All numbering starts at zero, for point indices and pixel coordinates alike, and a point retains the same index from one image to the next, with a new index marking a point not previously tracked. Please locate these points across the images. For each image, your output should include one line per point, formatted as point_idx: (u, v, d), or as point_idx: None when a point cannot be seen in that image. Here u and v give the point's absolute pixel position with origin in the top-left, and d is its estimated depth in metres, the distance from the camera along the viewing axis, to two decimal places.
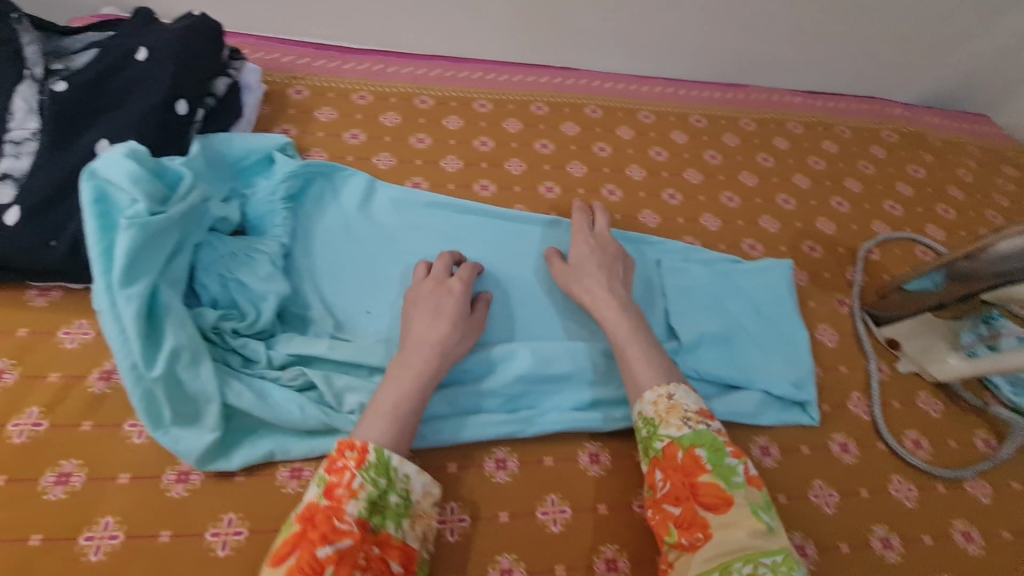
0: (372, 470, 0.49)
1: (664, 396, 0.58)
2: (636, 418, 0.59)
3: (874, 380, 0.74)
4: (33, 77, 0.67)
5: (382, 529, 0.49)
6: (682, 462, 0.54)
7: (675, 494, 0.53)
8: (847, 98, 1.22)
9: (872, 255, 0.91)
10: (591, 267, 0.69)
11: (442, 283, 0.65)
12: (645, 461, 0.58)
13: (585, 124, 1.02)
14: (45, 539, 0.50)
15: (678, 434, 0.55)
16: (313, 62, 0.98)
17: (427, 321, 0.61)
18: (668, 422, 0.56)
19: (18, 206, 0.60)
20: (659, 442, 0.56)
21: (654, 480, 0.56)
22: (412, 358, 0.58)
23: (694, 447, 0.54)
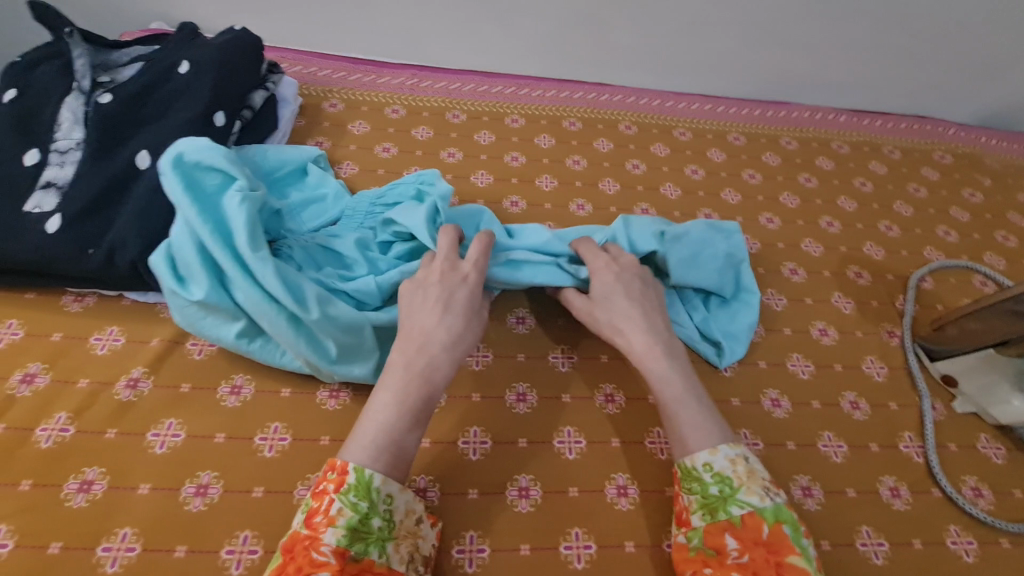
0: (352, 493, 0.48)
1: (741, 457, 0.53)
2: (700, 469, 0.53)
3: (928, 420, 0.69)
4: (80, 89, 0.69)
5: (366, 556, 0.46)
6: (766, 536, 0.49)
7: (754, 568, 0.48)
8: (897, 116, 1.16)
9: (924, 283, 0.86)
10: (620, 298, 0.62)
11: (453, 267, 0.62)
12: (706, 519, 0.52)
13: (619, 141, 1.00)
14: (64, 547, 0.50)
15: (761, 505, 0.50)
16: (349, 76, 0.99)
17: (436, 315, 0.57)
18: (750, 488, 0.51)
19: (60, 214, 0.61)
20: (735, 508, 0.51)
21: (721, 543, 0.50)
22: (415, 361, 0.55)
23: (779, 522, 0.50)
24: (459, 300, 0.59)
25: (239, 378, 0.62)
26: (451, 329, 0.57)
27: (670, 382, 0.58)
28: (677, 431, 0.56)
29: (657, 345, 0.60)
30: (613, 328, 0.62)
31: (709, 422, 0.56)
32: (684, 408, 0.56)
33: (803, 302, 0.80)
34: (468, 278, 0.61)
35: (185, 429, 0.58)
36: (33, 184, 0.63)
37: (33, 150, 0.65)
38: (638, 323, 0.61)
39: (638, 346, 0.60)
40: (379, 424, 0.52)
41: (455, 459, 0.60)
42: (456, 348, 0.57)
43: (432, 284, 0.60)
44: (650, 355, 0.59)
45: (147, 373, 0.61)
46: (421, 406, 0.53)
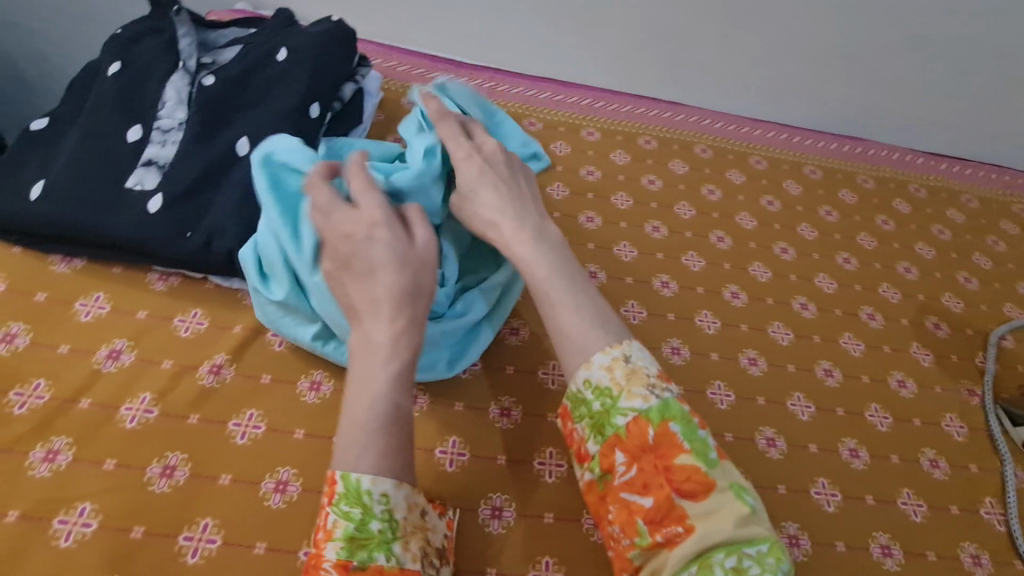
0: (343, 501, 0.45)
1: (620, 358, 0.50)
2: (581, 387, 0.50)
3: (1011, 487, 0.67)
4: (186, 68, 0.69)
5: (372, 563, 0.43)
6: (651, 441, 0.47)
7: (643, 480, 0.47)
8: (976, 163, 1.13)
9: (1005, 341, 0.83)
10: (486, 184, 0.58)
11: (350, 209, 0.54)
12: (598, 442, 0.49)
13: (695, 164, 0.99)
14: (146, 532, 0.49)
15: (642, 408, 0.48)
16: (429, 74, 0.99)
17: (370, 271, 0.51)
18: (630, 393, 0.48)
19: (161, 195, 0.61)
20: (619, 418, 0.48)
21: (612, 462, 0.48)
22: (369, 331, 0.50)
23: (664, 421, 0.47)
24: (388, 253, 0.51)
25: (318, 374, 0.61)
26: (392, 286, 0.50)
27: (538, 263, 0.54)
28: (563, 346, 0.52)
29: (528, 232, 0.56)
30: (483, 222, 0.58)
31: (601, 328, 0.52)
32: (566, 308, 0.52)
33: (880, 349, 0.78)
34: (377, 222, 0.52)
35: (265, 421, 0.57)
36: (134, 160, 0.63)
37: (136, 126, 0.65)
38: (507, 216, 0.57)
39: (506, 235, 0.56)
40: (355, 413, 0.47)
41: (531, 480, 0.59)
42: (409, 303, 0.50)
43: (350, 232, 0.52)
44: (519, 242, 0.55)
45: (229, 361, 0.60)
46: (394, 392, 0.48)
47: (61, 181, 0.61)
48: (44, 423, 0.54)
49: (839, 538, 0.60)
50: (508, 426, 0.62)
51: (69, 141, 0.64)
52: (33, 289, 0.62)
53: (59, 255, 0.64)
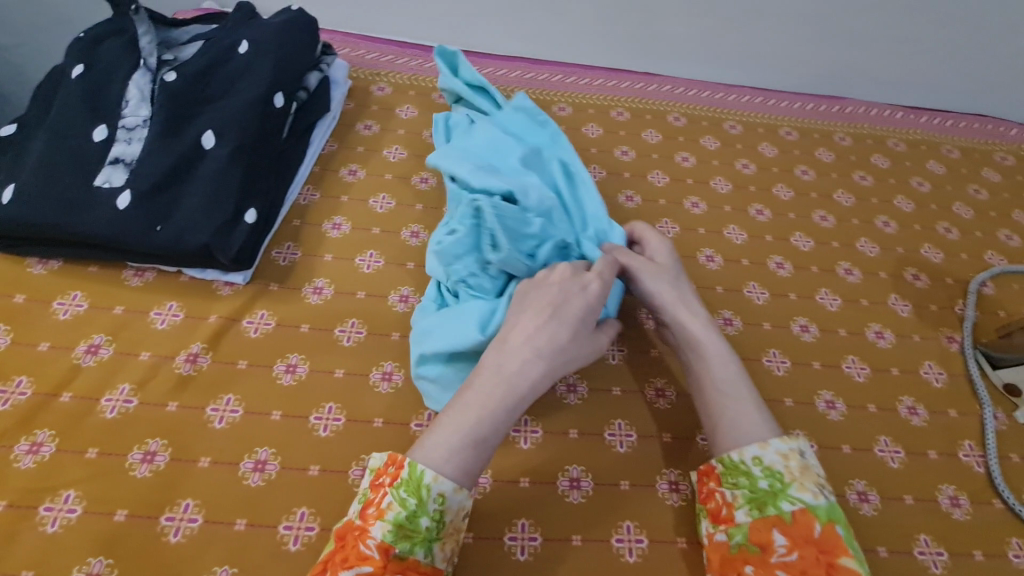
0: (403, 488, 0.46)
1: (796, 451, 0.52)
2: (749, 462, 0.52)
3: (990, 429, 0.67)
4: (147, 66, 0.69)
5: (410, 555, 0.45)
6: (818, 535, 0.47)
7: (804, 566, 0.46)
8: (956, 114, 1.12)
9: (985, 288, 0.83)
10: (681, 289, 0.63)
11: (576, 274, 0.58)
12: (752, 514, 0.50)
13: (668, 133, 0.98)
14: (129, 515, 0.51)
15: (813, 502, 0.49)
16: (397, 60, 0.99)
17: (540, 320, 0.54)
18: (802, 484, 0.50)
19: (129, 191, 0.62)
20: (786, 503, 0.49)
21: (768, 539, 0.48)
22: (505, 362, 0.52)
23: (831, 521, 0.48)
24: (569, 309, 0.55)
25: (294, 357, 0.63)
26: (558, 337, 0.53)
27: (726, 365, 0.57)
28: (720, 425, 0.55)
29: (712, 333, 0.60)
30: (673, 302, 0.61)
31: (760, 417, 0.54)
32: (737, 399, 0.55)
33: (858, 303, 0.78)
34: (584, 284, 0.57)
35: (242, 405, 0.59)
36: (102, 159, 0.64)
37: (101, 126, 0.65)
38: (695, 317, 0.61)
39: (691, 326, 0.60)
40: (460, 424, 0.49)
41: (506, 447, 0.60)
42: (558, 362, 0.53)
43: (549, 286, 0.56)
44: (709, 342, 0.59)
45: (206, 349, 0.62)
46: (482, 425, 0.49)
47: (30, 183, 0.61)
48: (28, 417, 0.55)
49: None
50: None
51: (36, 145, 0.65)
52: (12, 290, 0.63)
53: (35, 257, 0.65)
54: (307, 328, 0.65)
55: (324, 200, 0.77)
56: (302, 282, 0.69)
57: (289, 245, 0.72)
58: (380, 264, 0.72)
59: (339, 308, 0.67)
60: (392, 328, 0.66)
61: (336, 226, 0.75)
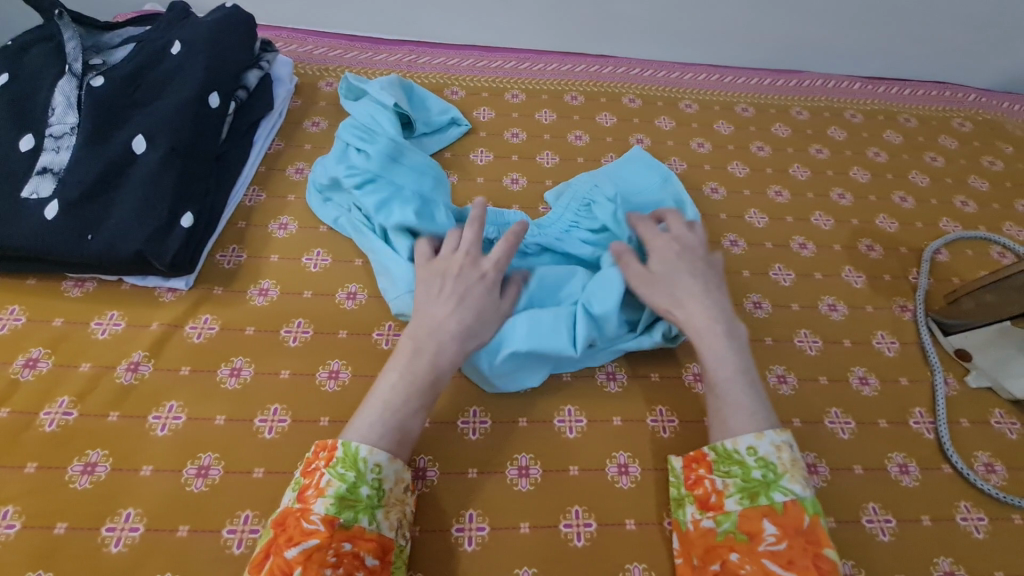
0: (339, 465, 0.49)
1: (787, 444, 0.53)
2: (744, 452, 0.53)
3: (940, 395, 0.67)
4: (72, 71, 0.68)
5: (355, 523, 0.47)
6: (806, 526, 0.49)
7: (789, 556, 0.47)
8: (914, 82, 1.11)
9: (939, 256, 0.83)
10: (680, 275, 0.61)
11: (473, 261, 0.61)
12: (743, 503, 0.51)
13: (623, 115, 0.97)
14: (70, 528, 0.51)
15: (802, 494, 0.50)
16: (346, 54, 0.98)
17: (449, 305, 0.57)
18: (794, 476, 0.51)
19: (58, 200, 0.61)
20: (778, 495, 0.50)
21: (757, 528, 0.49)
22: (427, 344, 0.55)
23: (817, 514, 0.50)
24: (475, 298, 0.58)
25: (239, 360, 0.62)
26: (466, 323, 0.57)
27: (723, 361, 0.57)
28: (724, 412, 0.55)
29: (714, 325, 0.59)
30: (672, 304, 0.60)
31: (757, 401, 0.55)
32: (735, 391, 0.55)
33: (812, 276, 0.78)
34: (476, 269, 0.60)
35: (186, 411, 0.58)
36: (30, 169, 0.62)
37: (27, 135, 0.64)
38: (698, 305, 0.60)
39: (693, 326, 0.59)
40: (383, 396, 0.53)
41: (454, 439, 0.59)
42: (468, 340, 0.57)
43: (447, 274, 0.60)
44: (706, 333, 0.58)
45: (147, 357, 0.61)
46: (410, 400, 0.53)
47: None
48: None
49: None
50: None
51: None
52: None
53: None
54: (253, 330, 0.65)
55: (270, 200, 0.76)
56: (247, 285, 0.68)
57: (233, 247, 0.71)
58: (327, 262, 0.71)
59: (285, 308, 0.67)
60: (340, 326, 0.66)
61: (282, 226, 0.74)
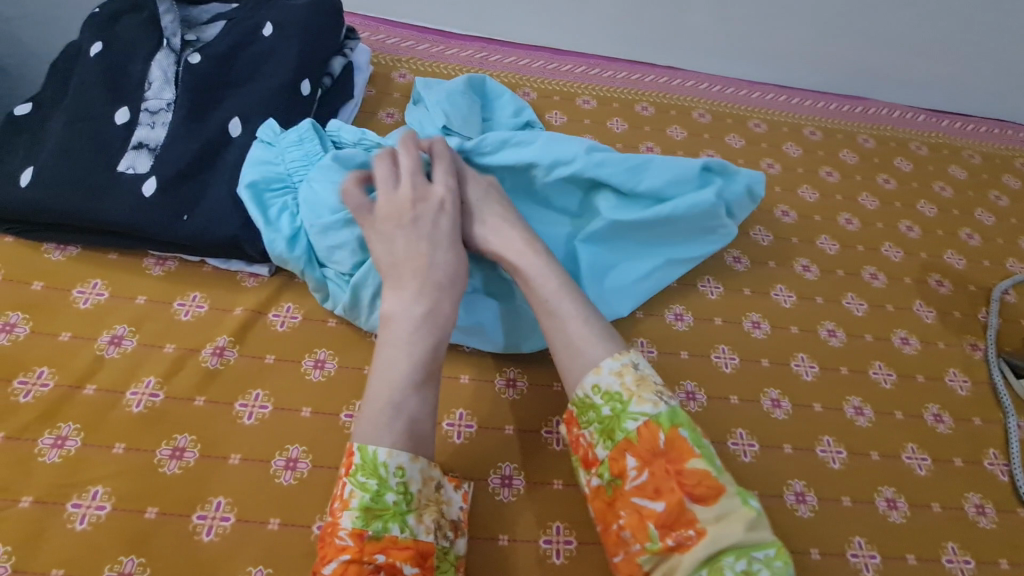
0: (360, 472, 0.46)
1: (630, 365, 0.50)
2: (591, 394, 0.49)
3: (1014, 437, 0.67)
4: (170, 46, 0.67)
5: (386, 533, 0.44)
6: (662, 445, 0.46)
7: (655, 486, 0.45)
8: (978, 118, 1.11)
9: (1007, 296, 0.83)
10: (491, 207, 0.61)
11: (422, 195, 0.58)
12: (608, 446, 0.48)
13: (692, 130, 0.97)
14: (160, 513, 0.50)
15: (654, 412, 0.47)
16: (419, 46, 0.96)
17: (425, 252, 0.56)
18: (640, 397, 0.47)
19: (155, 177, 0.60)
20: (629, 423, 0.47)
21: (623, 466, 0.47)
22: (418, 303, 0.53)
23: (675, 427, 0.46)
24: (442, 231, 0.57)
25: (322, 352, 0.61)
26: (443, 264, 0.56)
27: (547, 289, 0.55)
28: (562, 331, 0.53)
29: (532, 255, 0.57)
30: (488, 234, 0.59)
31: (598, 327, 0.53)
32: (564, 307, 0.54)
33: (884, 308, 0.78)
34: (443, 206, 0.58)
35: (271, 401, 0.57)
36: (125, 143, 0.61)
37: (123, 109, 0.63)
38: (506, 234, 0.59)
39: (509, 256, 0.58)
40: (391, 381, 0.49)
41: (539, 449, 0.60)
42: (456, 284, 0.56)
43: (406, 216, 0.57)
44: (522, 261, 0.57)
45: (232, 342, 0.60)
46: (419, 369, 0.50)
47: (49, 165, 0.59)
48: (52, 410, 0.54)
49: (845, 494, 0.61)
50: (515, 396, 0.62)
51: (53, 127, 0.62)
52: (29, 278, 0.61)
53: (53, 244, 0.63)
54: (336, 322, 0.63)
55: None
56: None
57: None
58: None
59: None
60: None
61: None
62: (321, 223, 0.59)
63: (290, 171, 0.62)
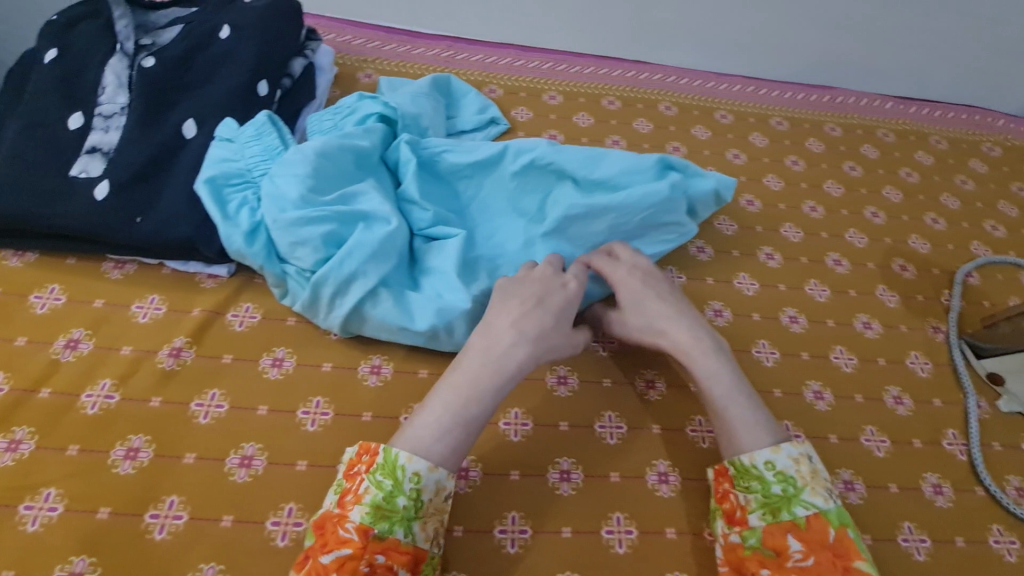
0: (379, 473, 0.49)
1: (805, 457, 0.51)
2: (762, 467, 0.51)
3: (973, 418, 0.68)
4: (124, 50, 0.67)
5: (390, 535, 0.47)
6: (831, 539, 0.47)
7: (819, 571, 0.46)
8: (946, 104, 1.12)
9: (971, 279, 0.84)
10: (653, 301, 0.60)
11: (556, 273, 0.61)
12: (766, 518, 0.50)
13: (659, 122, 0.97)
14: (113, 512, 0.50)
15: (825, 506, 0.49)
16: (384, 46, 0.97)
17: (526, 309, 0.57)
18: (814, 489, 0.50)
19: (107, 181, 0.60)
20: (801, 509, 0.49)
21: (783, 544, 0.48)
22: (494, 344, 0.54)
23: (843, 526, 0.48)
24: (557, 302, 0.58)
25: (281, 350, 0.62)
26: (540, 327, 0.56)
27: (717, 378, 0.56)
28: (727, 421, 0.54)
29: (704, 347, 0.57)
30: (653, 331, 0.59)
31: (756, 415, 0.54)
32: (734, 407, 0.54)
33: (847, 294, 0.79)
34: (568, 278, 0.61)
35: (228, 400, 0.58)
36: (78, 148, 0.62)
37: (76, 113, 0.63)
38: (679, 329, 0.58)
39: (684, 348, 0.57)
40: (447, 409, 0.51)
41: (496, 440, 0.59)
42: (544, 341, 0.56)
43: (533, 282, 0.60)
44: (699, 354, 0.57)
45: (189, 343, 0.61)
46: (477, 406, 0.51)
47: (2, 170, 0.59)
48: (7, 414, 0.54)
49: None
50: None
51: (7, 133, 0.62)
52: None
53: (10, 250, 0.63)
54: (294, 320, 0.64)
55: None
56: None
57: None
58: None
59: None
60: None
61: None
62: (282, 219, 0.57)
63: (250, 166, 0.61)
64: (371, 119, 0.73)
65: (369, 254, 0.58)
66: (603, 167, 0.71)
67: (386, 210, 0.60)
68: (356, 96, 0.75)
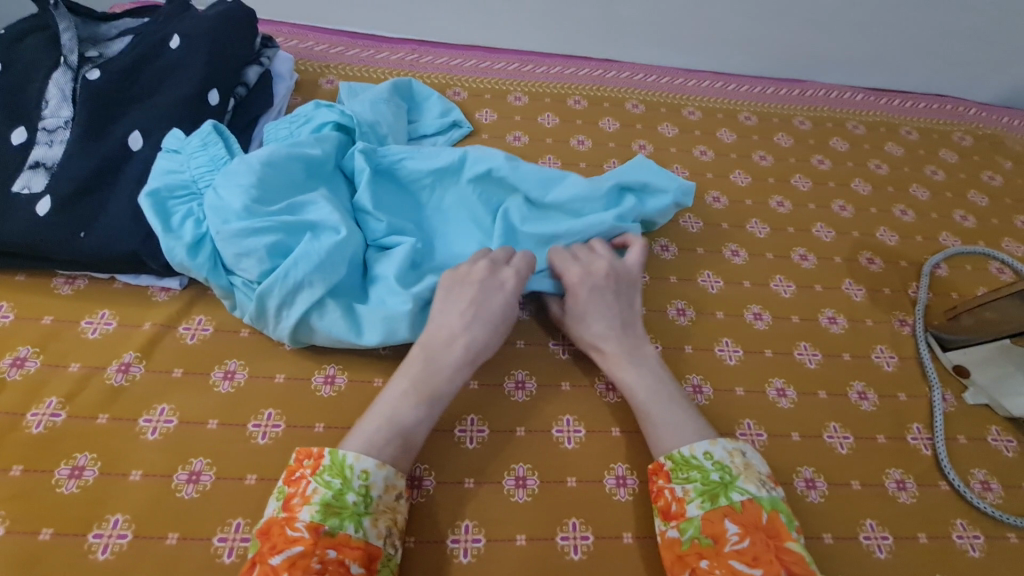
0: (326, 473, 0.48)
1: (738, 450, 0.53)
2: (700, 457, 0.52)
3: (938, 411, 0.67)
4: (68, 64, 0.67)
5: (341, 530, 0.45)
6: (765, 522, 0.48)
7: (754, 553, 0.46)
8: (917, 94, 1.11)
9: (939, 270, 0.83)
10: (598, 308, 0.62)
11: (492, 271, 0.60)
12: (704, 506, 0.49)
13: (625, 121, 0.97)
14: (55, 533, 0.50)
15: (759, 493, 0.50)
16: (347, 51, 0.96)
17: (459, 319, 0.57)
18: (748, 477, 0.51)
19: (50, 196, 0.59)
20: (736, 494, 0.49)
21: (721, 529, 0.48)
22: (438, 357, 0.55)
23: (776, 510, 0.49)
24: (489, 307, 0.58)
25: (233, 363, 0.61)
26: (471, 339, 0.56)
27: (640, 386, 0.58)
28: (651, 424, 0.56)
29: (628, 359, 0.60)
30: (589, 337, 0.62)
31: (688, 420, 0.56)
32: (658, 412, 0.56)
33: (812, 289, 0.78)
34: (502, 275, 0.60)
35: (177, 415, 0.57)
36: (21, 163, 0.61)
37: (20, 129, 0.63)
38: (613, 339, 0.61)
39: (609, 356, 0.61)
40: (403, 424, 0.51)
41: (451, 448, 0.59)
42: (479, 355, 0.56)
43: (471, 283, 0.59)
44: (621, 365, 0.60)
45: (139, 358, 0.60)
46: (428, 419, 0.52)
47: None
48: None
49: None
50: None
51: None
52: None
53: None
54: (247, 332, 0.63)
55: None
56: None
57: None
58: None
59: None
60: None
61: None
62: (225, 230, 0.57)
63: (195, 178, 0.61)
64: (327, 128, 0.72)
65: (316, 264, 0.57)
66: (561, 189, 0.70)
67: (334, 220, 0.60)
68: (313, 105, 0.74)
